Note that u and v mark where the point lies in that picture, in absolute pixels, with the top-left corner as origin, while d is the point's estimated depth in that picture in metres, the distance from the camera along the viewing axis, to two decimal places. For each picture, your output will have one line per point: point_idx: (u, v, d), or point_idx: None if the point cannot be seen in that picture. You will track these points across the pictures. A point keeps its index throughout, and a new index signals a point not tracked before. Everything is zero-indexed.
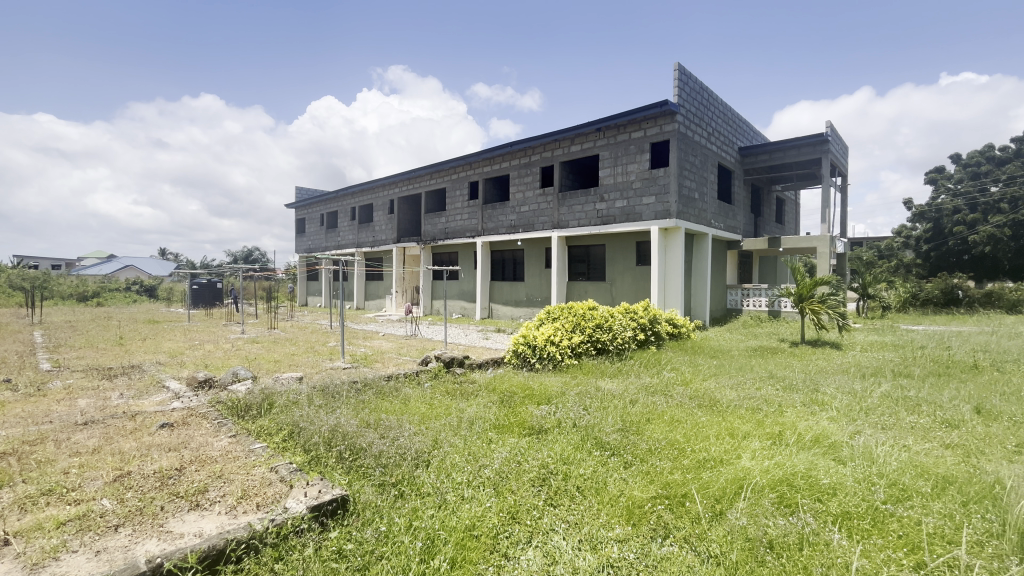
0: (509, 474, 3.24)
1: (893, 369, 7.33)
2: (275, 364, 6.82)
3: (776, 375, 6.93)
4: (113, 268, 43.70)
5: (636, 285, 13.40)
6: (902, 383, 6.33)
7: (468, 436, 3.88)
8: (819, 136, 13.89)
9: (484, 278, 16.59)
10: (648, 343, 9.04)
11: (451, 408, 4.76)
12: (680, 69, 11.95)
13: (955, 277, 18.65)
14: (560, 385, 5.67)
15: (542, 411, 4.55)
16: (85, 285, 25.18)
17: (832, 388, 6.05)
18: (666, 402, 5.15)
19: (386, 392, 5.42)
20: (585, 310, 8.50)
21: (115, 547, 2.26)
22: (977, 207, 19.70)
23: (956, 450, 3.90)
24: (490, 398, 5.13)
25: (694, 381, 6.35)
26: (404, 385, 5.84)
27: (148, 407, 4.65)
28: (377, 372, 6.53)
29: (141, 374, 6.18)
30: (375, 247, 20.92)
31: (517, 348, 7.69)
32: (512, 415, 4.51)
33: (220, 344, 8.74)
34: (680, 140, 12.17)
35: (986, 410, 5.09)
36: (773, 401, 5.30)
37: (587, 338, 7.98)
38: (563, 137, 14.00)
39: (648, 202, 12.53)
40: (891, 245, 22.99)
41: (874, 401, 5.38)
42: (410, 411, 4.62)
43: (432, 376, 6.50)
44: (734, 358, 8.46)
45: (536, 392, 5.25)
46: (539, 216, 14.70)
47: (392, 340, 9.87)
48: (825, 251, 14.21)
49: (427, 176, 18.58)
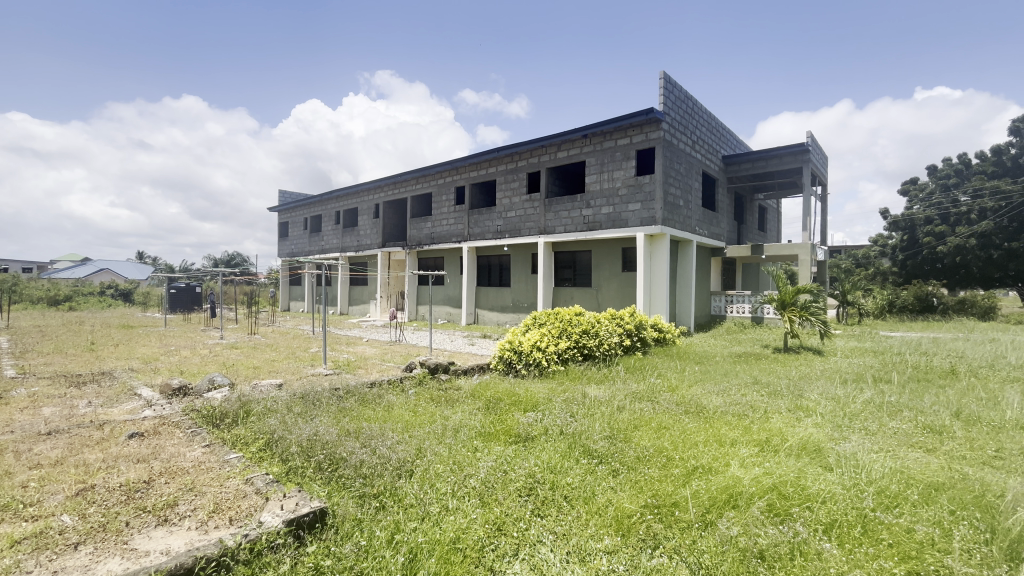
0: (495, 484, 3.16)
1: (874, 375, 7.42)
2: (254, 371, 6.58)
3: (760, 381, 7.00)
4: (88, 273, 42.57)
5: (623, 292, 13.43)
6: (883, 389, 6.43)
7: (453, 444, 3.78)
8: (801, 146, 14.17)
9: (471, 284, 16.48)
10: (634, 348, 9.10)
11: (435, 416, 4.66)
12: (665, 77, 12.12)
13: (930, 286, 19.32)
14: (546, 392, 5.57)
15: (528, 418, 4.48)
16: (57, 289, 24.39)
17: (815, 394, 6.11)
18: (653, 409, 5.13)
19: (369, 399, 5.30)
20: (571, 316, 8.44)
21: (73, 567, 2.11)
22: (947, 218, 20.31)
23: (940, 456, 3.94)
24: (475, 405, 5.04)
25: (681, 387, 6.32)
26: (388, 392, 5.72)
27: (116, 416, 4.43)
28: (360, 379, 6.37)
29: (112, 381, 5.93)
30: (360, 252, 20.69)
31: (503, 354, 7.60)
32: (498, 423, 4.42)
33: (198, 350, 8.49)
34: (665, 148, 12.29)
35: (966, 415, 5.18)
36: (759, 407, 5.32)
37: (573, 344, 7.93)
38: (550, 143, 14.04)
39: (634, 209, 12.60)
40: (868, 253, 23.71)
41: (857, 407, 5.44)
42: (393, 420, 4.51)
43: (417, 383, 6.38)
44: (718, 364, 8.52)
45: (522, 399, 5.17)
46: (525, 222, 14.68)
47: (376, 346, 9.72)
48: (807, 259, 14.41)
49: (414, 180, 18.46)
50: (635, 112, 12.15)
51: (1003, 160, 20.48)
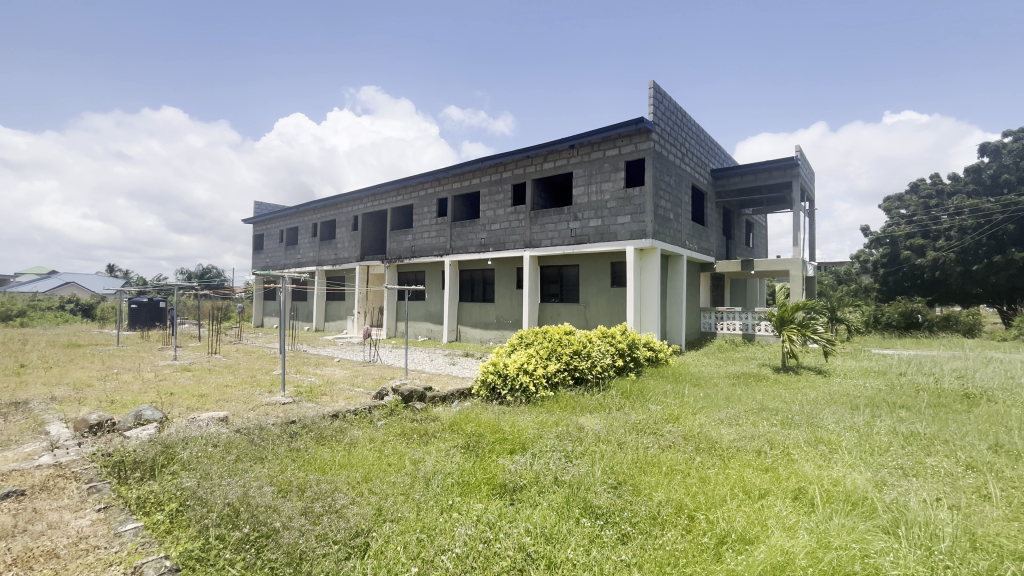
0: (476, 565, 2.40)
1: (887, 400, 6.88)
2: (197, 400, 5.70)
3: (767, 408, 6.38)
4: (53, 287, 40.58)
5: (612, 308, 12.84)
6: (902, 417, 5.86)
7: (423, 503, 3.02)
8: (790, 160, 13.93)
9: (453, 299, 15.71)
10: (627, 369, 8.49)
11: (402, 460, 3.88)
12: (655, 87, 11.78)
13: (915, 301, 19.12)
14: (535, 425, 4.83)
15: (515, 462, 3.74)
16: (9, 304, 22.79)
17: (831, 423, 5.52)
18: (659, 445, 4.45)
19: (328, 436, 4.50)
20: (561, 335, 7.76)
21: None
22: (928, 234, 20.44)
23: (1003, 506, 3.34)
24: (453, 444, 4.28)
25: (685, 417, 5.64)
26: (354, 426, 4.94)
27: (2, 465, 3.55)
28: (322, 410, 5.56)
29: (22, 415, 5.02)
30: (337, 266, 19.79)
31: (486, 379, 6.83)
32: (479, 469, 3.67)
33: (142, 375, 7.54)
34: (655, 159, 11.89)
35: (1005, 449, 4.62)
36: (777, 441, 4.68)
37: (563, 366, 7.22)
38: (536, 154, 13.53)
39: (624, 222, 12.11)
40: (850, 269, 23.78)
41: (884, 440, 4.84)
42: (352, 465, 3.72)
43: (388, 413, 5.60)
44: (717, 387, 7.91)
45: (508, 436, 4.39)
46: (510, 235, 14.07)
47: (346, 368, 8.85)
48: (798, 275, 14.07)
49: (394, 192, 17.77)
50: (625, 122, 11.73)
51: (982, 178, 20.70)
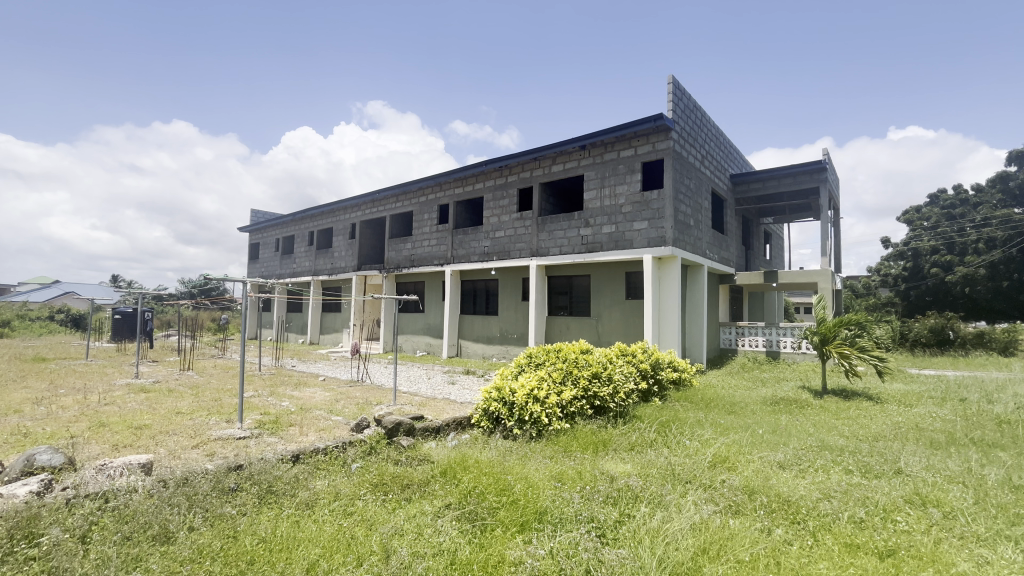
0: None
1: (970, 436, 5.68)
2: (130, 434, 4.61)
3: (830, 446, 5.24)
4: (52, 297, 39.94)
5: (626, 323, 11.71)
6: (1003, 461, 4.70)
7: None
8: (817, 164, 12.88)
9: (454, 312, 14.63)
10: (650, 394, 7.38)
11: (371, 536, 2.76)
12: (674, 81, 10.79)
13: (945, 317, 17.73)
14: (552, 477, 3.71)
15: (530, 549, 2.61)
16: None
17: (921, 471, 4.37)
18: (719, 510, 3.32)
19: (278, 493, 3.38)
20: (577, 355, 6.63)
21: None
22: (953, 247, 19.11)
23: None
24: (443, 508, 3.17)
25: (735, 460, 4.52)
26: (316, 475, 3.82)
27: None
28: (281, 448, 4.44)
29: None
30: (333, 276, 18.78)
31: (488, 407, 5.71)
32: (477, 560, 2.55)
33: (85, 398, 6.44)
34: (674, 160, 10.87)
35: None
36: (873, 501, 3.55)
37: (581, 393, 6.07)
38: (543, 156, 12.54)
39: (640, 228, 11.06)
40: (868, 283, 22.62)
41: (1006, 499, 3.71)
42: (297, 549, 2.61)
43: (365, 453, 4.48)
44: (757, 416, 6.76)
45: (516, 495, 3.27)
46: (515, 243, 13.05)
47: (329, 390, 7.74)
48: (828, 287, 12.93)
49: (394, 198, 16.83)
50: (643, 119, 10.72)
51: (1008, 188, 19.59)
